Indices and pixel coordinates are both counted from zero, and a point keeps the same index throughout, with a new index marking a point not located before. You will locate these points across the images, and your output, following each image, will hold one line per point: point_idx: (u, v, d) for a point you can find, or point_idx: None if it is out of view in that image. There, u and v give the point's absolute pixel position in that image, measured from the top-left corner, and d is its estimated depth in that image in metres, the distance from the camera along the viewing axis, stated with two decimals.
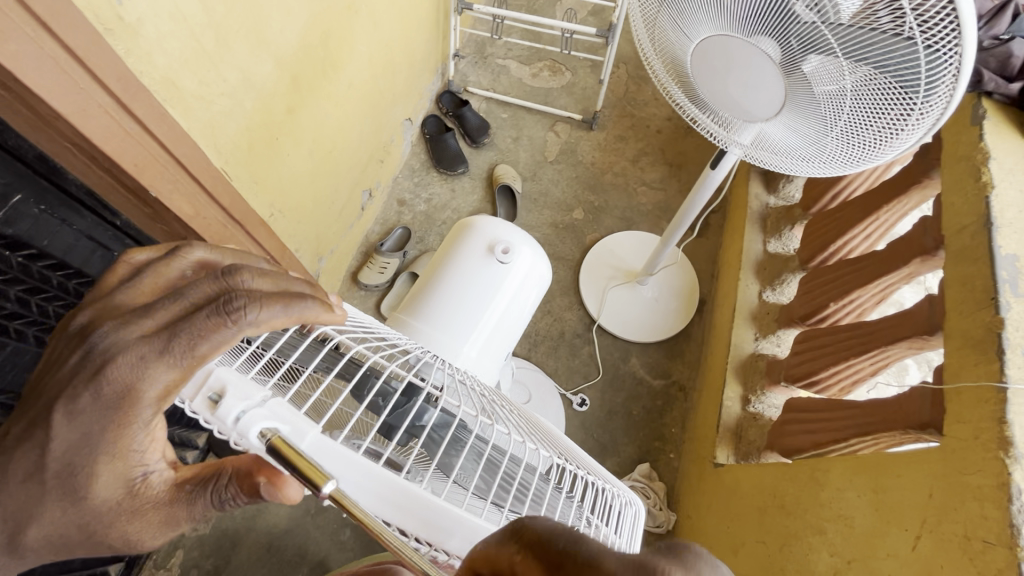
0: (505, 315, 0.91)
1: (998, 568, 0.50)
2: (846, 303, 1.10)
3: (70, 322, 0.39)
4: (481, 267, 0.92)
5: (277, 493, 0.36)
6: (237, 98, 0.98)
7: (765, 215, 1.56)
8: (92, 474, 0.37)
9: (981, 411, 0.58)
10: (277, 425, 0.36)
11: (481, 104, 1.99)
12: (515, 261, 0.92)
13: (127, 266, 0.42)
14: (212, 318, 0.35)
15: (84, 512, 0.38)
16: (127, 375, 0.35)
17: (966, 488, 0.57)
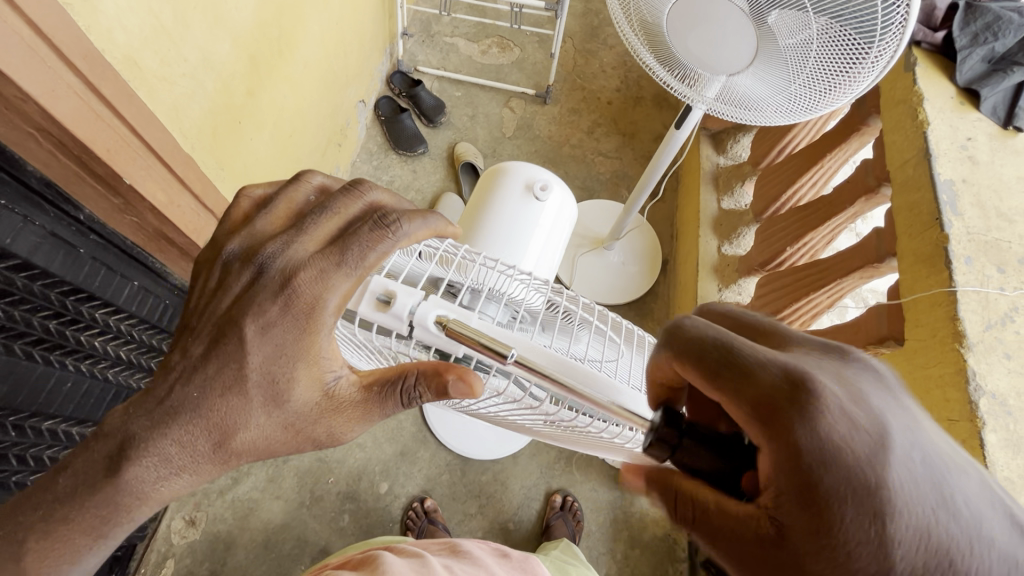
0: (545, 249, 0.94)
1: (962, 439, 0.60)
2: (800, 246, 1.21)
3: (224, 251, 0.48)
4: (521, 203, 0.93)
5: (463, 387, 0.46)
6: (198, 79, 0.94)
7: (716, 175, 1.66)
8: (293, 378, 0.46)
9: (934, 313, 0.68)
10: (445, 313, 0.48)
11: (433, 83, 1.97)
12: (550, 197, 0.93)
13: (250, 199, 0.50)
14: (374, 231, 0.45)
15: (287, 414, 0.47)
16: (312, 289, 0.44)
17: (930, 379, 0.66)
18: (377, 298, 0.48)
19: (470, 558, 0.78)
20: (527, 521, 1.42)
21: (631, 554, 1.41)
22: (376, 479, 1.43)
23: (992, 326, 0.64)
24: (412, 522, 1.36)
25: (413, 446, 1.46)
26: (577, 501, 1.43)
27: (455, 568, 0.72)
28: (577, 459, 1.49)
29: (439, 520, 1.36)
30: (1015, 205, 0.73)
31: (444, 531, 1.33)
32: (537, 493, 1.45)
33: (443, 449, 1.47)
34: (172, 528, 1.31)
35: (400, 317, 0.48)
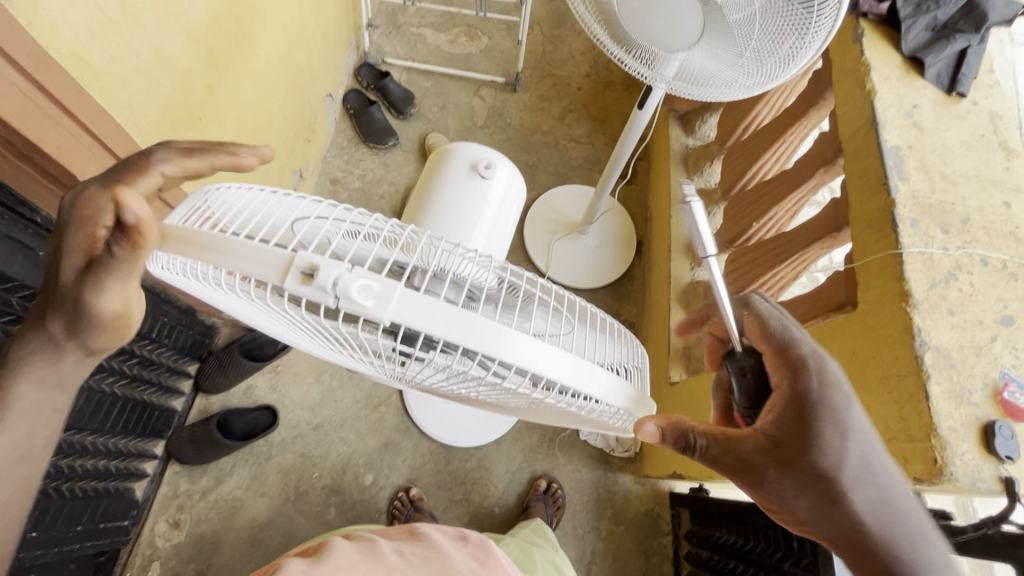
0: (490, 225, 0.99)
1: (910, 394, 0.63)
2: (765, 221, 1.23)
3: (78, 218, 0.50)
4: (466, 185, 1.00)
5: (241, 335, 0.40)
6: (152, 75, 0.92)
7: (686, 156, 1.68)
8: (74, 329, 0.48)
9: (884, 276, 0.70)
10: (369, 281, 0.37)
11: (401, 74, 1.96)
12: (494, 175, 0.99)
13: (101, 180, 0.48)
14: (115, 244, 0.42)
15: (81, 348, 0.50)
16: (69, 265, 0.46)
17: (881, 338, 0.68)
18: (299, 270, 0.36)
19: (424, 540, 0.78)
20: (513, 505, 1.44)
21: (616, 530, 1.44)
22: (361, 471, 1.44)
23: (936, 284, 0.67)
24: (398, 512, 1.37)
25: (396, 437, 1.47)
26: (561, 487, 1.45)
27: (405, 551, 0.72)
28: (559, 442, 1.51)
29: (424, 508, 1.38)
30: (959, 168, 0.75)
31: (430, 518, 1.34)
32: (522, 477, 1.47)
33: (427, 439, 1.48)
34: (155, 531, 1.31)
35: (323, 291, 0.36)
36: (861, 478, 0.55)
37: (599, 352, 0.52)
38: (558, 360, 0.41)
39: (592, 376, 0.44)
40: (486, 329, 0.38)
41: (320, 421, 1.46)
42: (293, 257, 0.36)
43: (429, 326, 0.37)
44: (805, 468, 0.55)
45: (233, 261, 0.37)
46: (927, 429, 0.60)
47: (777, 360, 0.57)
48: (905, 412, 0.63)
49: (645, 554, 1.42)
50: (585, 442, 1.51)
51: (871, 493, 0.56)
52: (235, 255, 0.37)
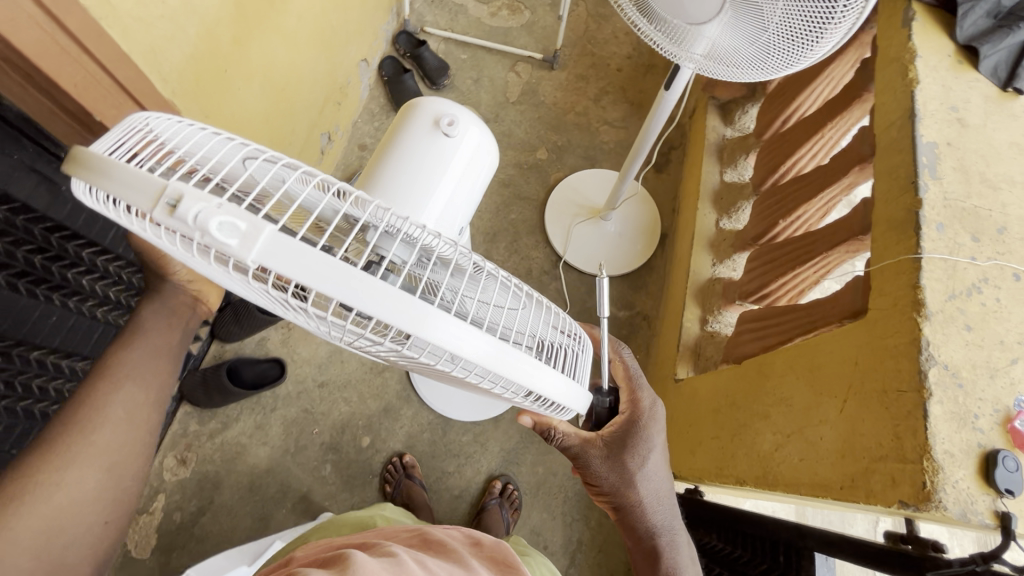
0: (447, 205, 0.67)
1: (908, 410, 0.58)
2: (794, 220, 1.17)
3: None
4: (424, 147, 0.67)
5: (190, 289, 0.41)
6: (178, 23, 0.94)
7: (721, 147, 1.60)
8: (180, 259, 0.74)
9: (898, 281, 0.64)
10: (235, 220, 0.30)
11: (439, 45, 1.94)
12: (464, 135, 0.67)
13: None
14: None
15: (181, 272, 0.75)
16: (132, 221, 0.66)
17: (885, 349, 0.63)
18: (165, 201, 0.30)
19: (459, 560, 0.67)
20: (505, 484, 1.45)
21: (605, 521, 1.42)
22: (359, 433, 1.47)
23: (955, 296, 0.60)
24: (390, 476, 1.40)
25: (397, 404, 1.49)
26: (517, 488, 1.43)
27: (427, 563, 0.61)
28: None
29: (416, 476, 1.39)
30: (1004, 172, 0.68)
31: (419, 487, 1.36)
32: (516, 458, 1.47)
33: (426, 409, 1.49)
34: (163, 466, 1.38)
35: (188, 227, 0.30)
36: (664, 505, 0.77)
37: (538, 337, 0.50)
38: (479, 345, 0.38)
39: (514, 365, 0.41)
40: (396, 304, 0.34)
41: (325, 380, 1.50)
42: (167, 186, 0.31)
43: (321, 287, 0.32)
44: (622, 467, 0.72)
45: (114, 186, 0.32)
46: (920, 451, 0.55)
47: (628, 382, 0.73)
48: (901, 431, 0.58)
49: None
50: None
51: (652, 486, 0.75)
52: (114, 177, 0.32)
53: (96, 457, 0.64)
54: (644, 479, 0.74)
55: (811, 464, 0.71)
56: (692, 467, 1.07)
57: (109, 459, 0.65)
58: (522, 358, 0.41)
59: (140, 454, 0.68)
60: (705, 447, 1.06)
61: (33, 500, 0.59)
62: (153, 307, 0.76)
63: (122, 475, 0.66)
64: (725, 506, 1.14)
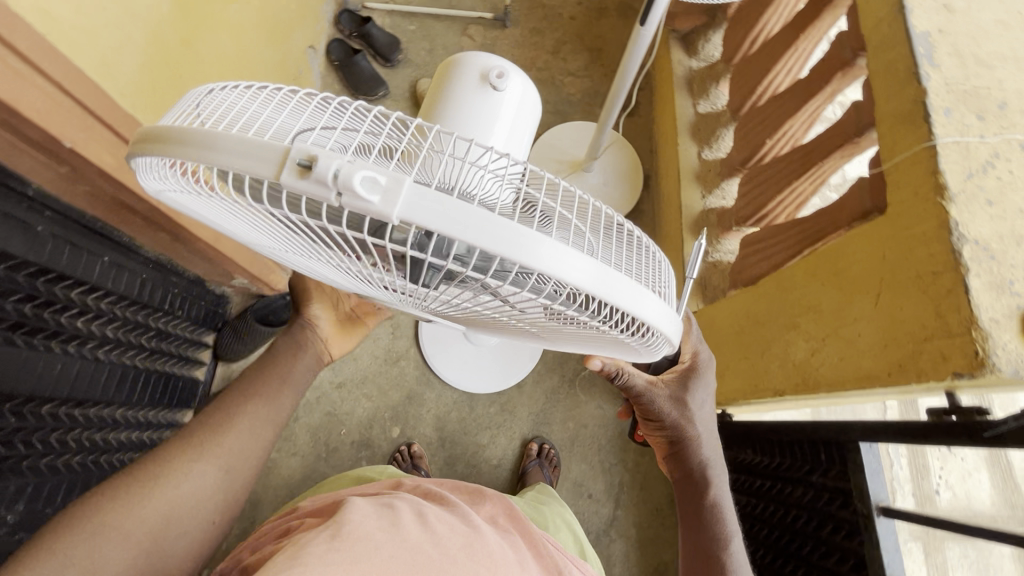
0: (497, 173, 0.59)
1: (947, 289, 0.60)
2: (779, 136, 1.18)
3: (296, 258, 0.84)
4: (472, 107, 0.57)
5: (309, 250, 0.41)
6: (125, 29, 0.86)
7: (690, 79, 1.60)
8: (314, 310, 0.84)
9: (916, 171, 0.67)
10: (376, 175, 0.30)
11: (384, 19, 1.86)
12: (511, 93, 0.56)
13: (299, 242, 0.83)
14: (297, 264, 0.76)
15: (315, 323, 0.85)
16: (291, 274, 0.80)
17: (914, 237, 0.66)
18: (295, 161, 0.30)
19: (455, 510, 0.72)
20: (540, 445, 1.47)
21: (641, 460, 1.47)
22: (388, 425, 1.46)
23: (973, 175, 0.63)
24: (398, 464, 1.39)
25: (419, 389, 1.49)
26: (552, 446, 1.46)
27: (431, 517, 0.65)
28: (579, 381, 1.52)
29: (421, 466, 1.38)
30: (993, 50, 0.70)
31: (425, 478, 1.36)
32: (546, 418, 1.50)
33: (449, 389, 1.49)
34: None
35: (325, 187, 0.30)
36: (711, 440, 0.82)
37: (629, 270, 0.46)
38: (581, 267, 0.35)
39: (623, 290, 0.37)
40: (499, 228, 0.31)
41: (341, 380, 1.48)
42: (292, 148, 0.31)
43: (425, 219, 0.30)
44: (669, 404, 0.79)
45: (226, 160, 0.31)
46: (967, 323, 0.58)
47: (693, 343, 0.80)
48: (943, 309, 0.61)
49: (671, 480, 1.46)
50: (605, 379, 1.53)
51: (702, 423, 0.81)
52: (226, 150, 0.31)
53: (218, 458, 0.70)
54: (699, 416, 0.80)
55: (852, 359, 0.75)
56: (724, 391, 1.11)
57: (226, 463, 0.71)
58: (623, 280, 0.37)
59: (251, 469, 0.73)
60: (734, 370, 1.09)
61: (166, 486, 0.66)
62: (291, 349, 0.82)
63: (233, 482, 0.71)
64: (757, 422, 1.19)
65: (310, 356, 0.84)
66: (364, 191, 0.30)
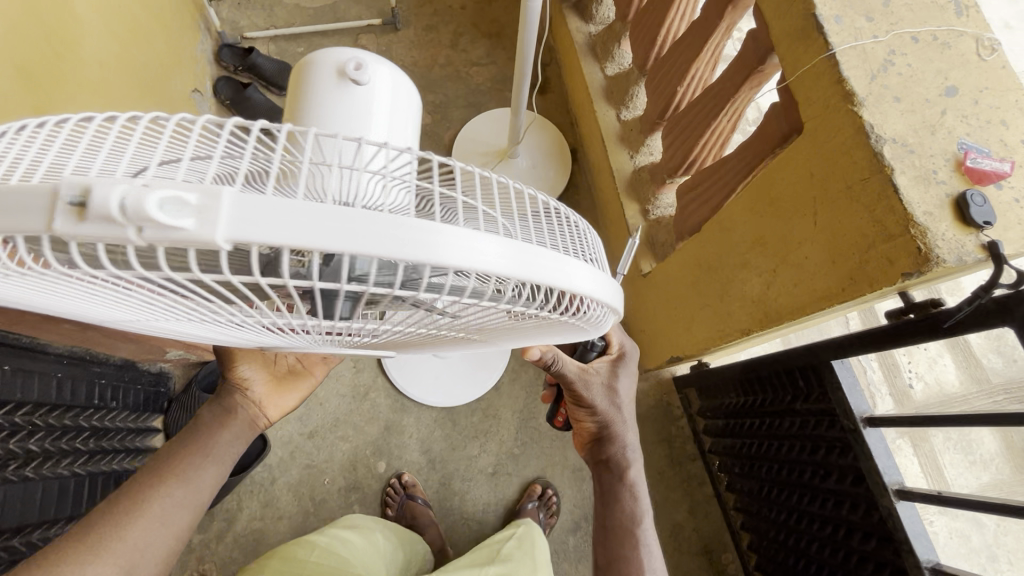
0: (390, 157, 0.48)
1: (877, 193, 0.60)
2: (689, 81, 1.17)
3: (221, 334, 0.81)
4: (337, 108, 0.48)
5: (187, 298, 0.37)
6: None
7: (592, 44, 1.59)
8: (246, 378, 0.81)
9: (823, 84, 0.66)
10: (181, 195, 0.25)
11: (269, 47, 1.76)
12: (375, 79, 0.47)
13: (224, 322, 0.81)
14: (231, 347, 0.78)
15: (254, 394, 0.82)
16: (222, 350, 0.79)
17: (835, 149, 0.65)
18: (69, 202, 0.25)
19: None
20: (531, 441, 1.44)
21: None
22: (371, 462, 1.39)
23: (876, 76, 0.63)
24: (391, 499, 1.34)
25: (395, 418, 1.42)
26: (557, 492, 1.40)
27: None
28: None
29: (418, 494, 1.34)
30: None
31: (423, 505, 1.32)
32: (531, 413, 1.45)
33: (426, 409, 1.44)
34: None
35: (117, 225, 0.25)
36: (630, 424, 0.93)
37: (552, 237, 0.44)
38: (495, 250, 0.33)
39: (537, 260, 0.35)
40: (377, 229, 0.28)
41: (311, 429, 1.40)
42: (64, 184, 0.25)
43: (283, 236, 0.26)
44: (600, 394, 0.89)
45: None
46: (903, 223, 0.57)
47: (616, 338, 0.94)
48: (879, 214, 0.60)
49: (666, 441, 1.46)
50: None
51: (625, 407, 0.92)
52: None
53: (119, 557, 0.63)
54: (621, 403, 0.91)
55: (806, 282, 0.74)
56: (696, 343, 1.10)
57: (131, 561, 0.64)
58: (545, 252, 0.36)
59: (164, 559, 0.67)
60: (699, 321, 1.09)
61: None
62: (219, 416, 0.78)
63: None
64: (733, 365, 1.19)
65: (240, 423, 0.80)
66: (163, 214, 0.25)
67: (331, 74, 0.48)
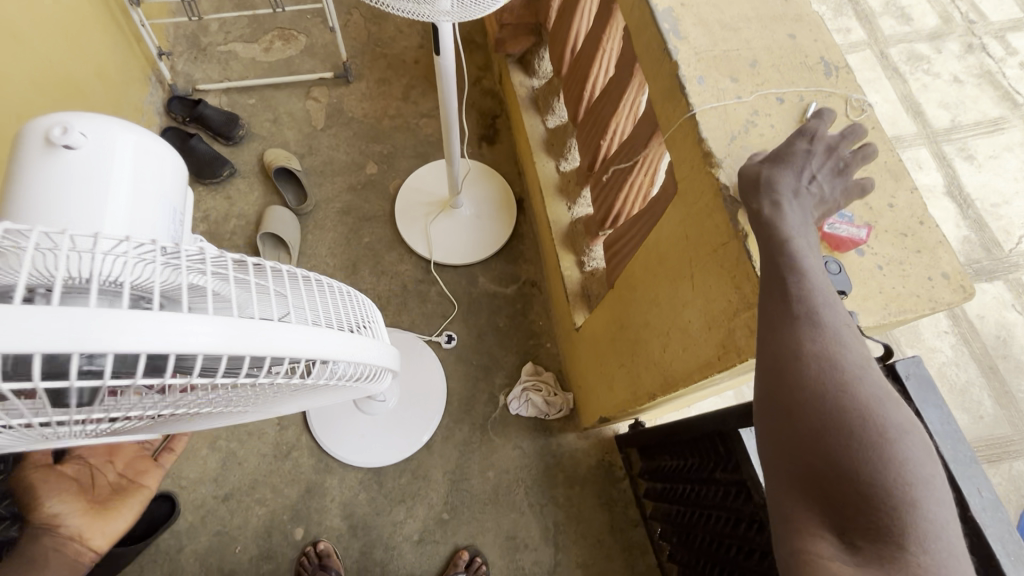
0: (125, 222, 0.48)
1: (736, 258, 0.57)
2: (611, 135, 1.17)
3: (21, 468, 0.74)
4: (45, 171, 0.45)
5: None
6: None
7: (534, 97, 1.61)
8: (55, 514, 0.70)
9: (688, 144, 0.64)
10: None
11: (220, 99, 1.78)
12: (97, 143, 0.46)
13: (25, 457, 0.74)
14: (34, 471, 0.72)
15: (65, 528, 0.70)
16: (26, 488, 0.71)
17: (700, 210, 0.63)
18: None
19: None
20: (462, 505, 1.36)
21: (571, 491, 1.38)
22: (289, 527, 1.31)
23: (735, 136, 0.61)
24: (304, 568, 1.25)
25: (317, 479, 1.35)
26: (486, 561, 1.31)
27: None
28: (491, 424, 1.44)
29: (331, 566, 1.24)
30: (738, 13, 0.70)
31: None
32: (463, 474, 1.39)
33: (351, 469, 1.36)
34: None
35: None
36: None
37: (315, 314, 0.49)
38: (208, 332, 0.36)
39: (258, 337, 0.39)
40: (63, 320, 0.30)
41: (227, 492, 1.32)
42: None
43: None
44: None
45: None
46: None
47: None
48: (738, 280, 0.57)
49: (607, 505, 1.38)
50: (518, 416, 1.44)
51: None
52: None
53: None
54: None
55: (690, 346, 0.70)
56: (616, 403, 1.05)
57: None
58: (268, 326, 0.40)
59: None
60: (618, 379, 1.03)
61: None
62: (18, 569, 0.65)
63: None
64: (664, 425, 1.14)
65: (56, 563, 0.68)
66: None
67: (36, 138, 0.46)
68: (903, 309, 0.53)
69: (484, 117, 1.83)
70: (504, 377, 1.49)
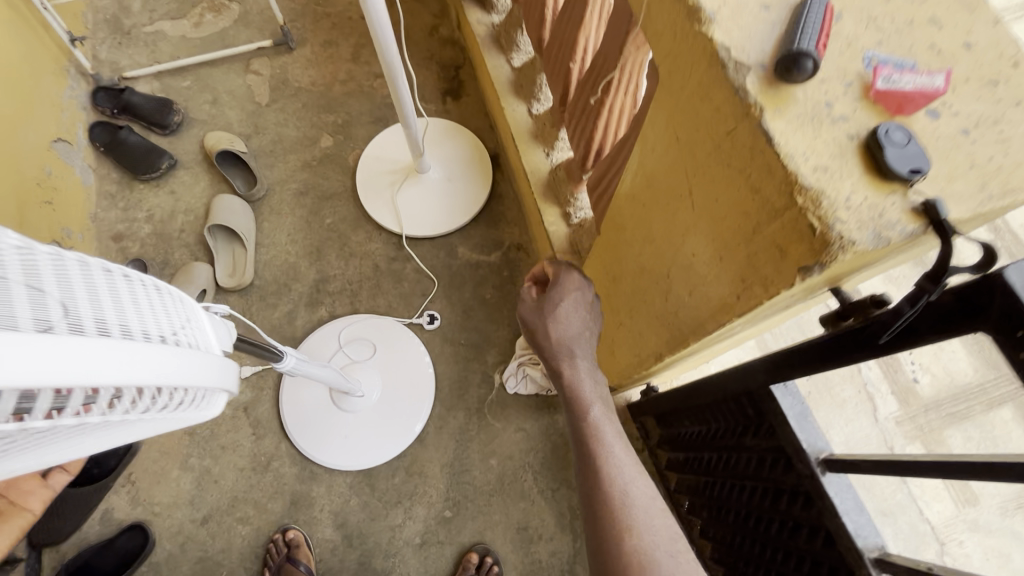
0: None
1: (750, 148, 0.39)
2: (581, 54, 0.97)
3: None
4: None
5: None
6: None
7: (495, 35, 1.41)
8: None
9: (667, 5, 0.45)
10: None
11: (152, 85, 1.60)
12: None
13: None
14: None
15: None
16: None
17: (694, 94, 0.44)
18: None
19: None
20: (466, 499, 1.22)
21: None
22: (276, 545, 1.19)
23: None
24: (271, 558, 1.15)
25: (303, 489, 1.22)
26: (497, 559, 1.18)
27: None
28: (488, 408, 1.29)
29: (299, 557, 1.13)
30: None
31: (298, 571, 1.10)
32: (463, 465, 1.25)
33: (339, 474, 1.23)
34: None
35: None
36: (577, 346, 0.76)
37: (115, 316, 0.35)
38: None
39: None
40: None
41: (205, 514, 1.20)
42: None
43: None
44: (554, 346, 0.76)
45: None
46: (787, 190, 0.36)
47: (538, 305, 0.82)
48: (757, 181, 0.39)
49: None
50: (517, 395, 1.29)
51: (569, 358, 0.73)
52: None
53: None
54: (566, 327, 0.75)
55: (699, 286, 0.53)
56: (619, 367, 0.89)
57: None
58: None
59: None
60: (618, 339, 0.88)
61: None
62: None
63: None
64: (680, 388, 0.98)
65: None
66: None
67: None
68: (1009, 190, 0.35)
69: (446, 69, 1.63)
70: (497, 354, 1.34)
